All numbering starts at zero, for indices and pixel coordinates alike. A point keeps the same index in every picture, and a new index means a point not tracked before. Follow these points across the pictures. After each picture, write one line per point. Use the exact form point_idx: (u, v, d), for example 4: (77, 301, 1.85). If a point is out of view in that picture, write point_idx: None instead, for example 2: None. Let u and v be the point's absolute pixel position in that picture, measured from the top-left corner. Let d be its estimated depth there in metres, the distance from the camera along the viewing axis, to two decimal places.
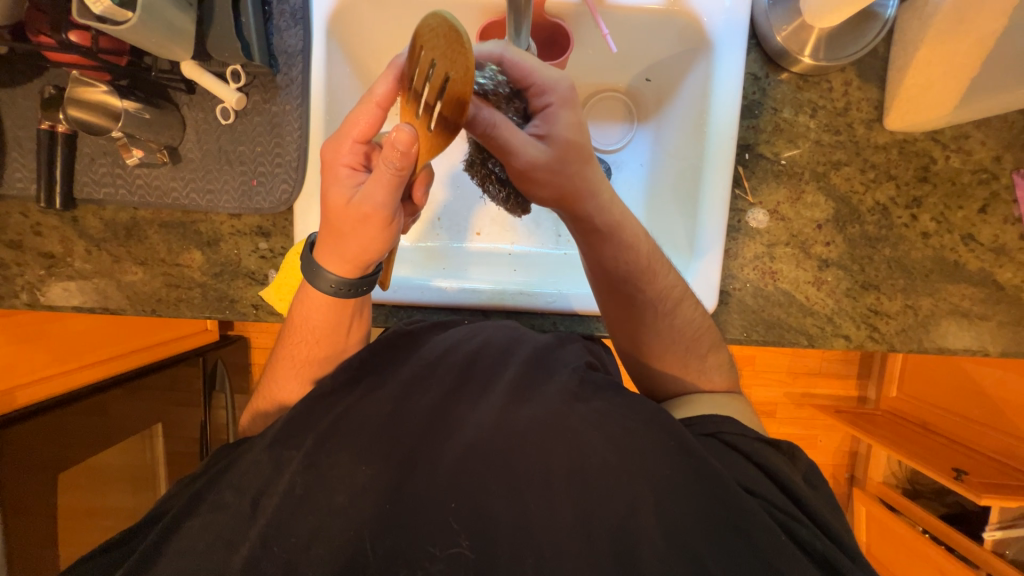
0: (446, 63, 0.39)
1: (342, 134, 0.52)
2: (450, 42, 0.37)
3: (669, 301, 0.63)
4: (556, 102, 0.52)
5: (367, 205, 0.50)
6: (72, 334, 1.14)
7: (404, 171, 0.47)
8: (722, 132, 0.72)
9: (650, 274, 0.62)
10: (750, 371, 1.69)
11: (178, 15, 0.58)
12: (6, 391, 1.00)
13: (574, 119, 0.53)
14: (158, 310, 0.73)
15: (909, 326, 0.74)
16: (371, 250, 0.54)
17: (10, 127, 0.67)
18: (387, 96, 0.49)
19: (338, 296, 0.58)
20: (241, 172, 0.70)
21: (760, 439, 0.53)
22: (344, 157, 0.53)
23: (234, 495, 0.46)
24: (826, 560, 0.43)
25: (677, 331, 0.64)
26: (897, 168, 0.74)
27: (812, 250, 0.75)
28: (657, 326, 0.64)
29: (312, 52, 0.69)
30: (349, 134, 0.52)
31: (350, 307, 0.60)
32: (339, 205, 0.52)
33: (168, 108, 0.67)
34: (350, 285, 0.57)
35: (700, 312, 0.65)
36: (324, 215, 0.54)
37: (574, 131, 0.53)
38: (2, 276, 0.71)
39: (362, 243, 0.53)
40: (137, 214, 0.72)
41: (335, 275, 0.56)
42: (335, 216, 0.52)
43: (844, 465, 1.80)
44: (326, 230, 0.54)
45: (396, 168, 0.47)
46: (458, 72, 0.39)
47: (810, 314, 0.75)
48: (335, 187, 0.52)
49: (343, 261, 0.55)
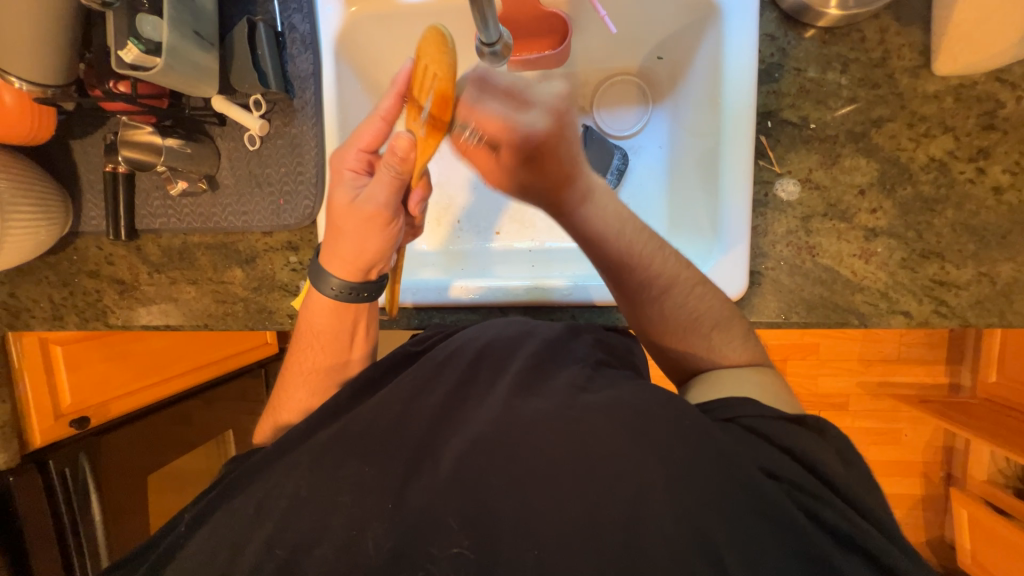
0: (436, 64, 0.51)
1: (349, 144, 0.59)
2: (438, 44, 0.50)
3: (660, 283, 0.61)
4: (522, 154, 0.54)
5: (369, 206, 0.56)
6: (154, 351, 1.23)
7: (403, 174, 0.54)
8: (738, 100, 0.67)
9: (629, 267, 0.60)
10: (812, 360, 1.55)
11: (202, 55, 0.65)
12: (101, 403, 1.15)
13: (541, 168, 0.55)
14: (209, 324, 0.80)
15: (986, 297, 0.65)
16: (369, 250, 0.59)
17: (84, 173, 0.78)
18: (391, 109, 0.56)
19: (339, 299, 0.62)
20: (269, 192, 0.76)
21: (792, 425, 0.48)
22: (349, 163, 0.59)
23: (262, 492, 0.50)
24: (867, 555, 0.39)
25: (668, 318, 0.62)
26: (954, 118, 0.65)
27: (855, 218, 0.67)
28: (655, 312, 0.62)
29: (322, 74, 0.73)
30: (356, 145, 0.59)
31: (350, 312, 0.64)
32: (342, 206, 0.57)
33: (205, 141, 0.74)
34: (351, 288, 0.61)
35: (701, 295, 0.61)
36: (330, 218, 0.59)
37: (539, 176, 0.55)
38: (85, 302, 0.82)
39: (359, 244, 0.58)
40: (187, 239, 0.80)
41: (336, 278, 0.61)
42: (339, 217, 0.58)
43: (938, 462, 1.59)
44: (330, 232, 0.60)
45: (396, 171, 0.53)
46: (444, 68, 0.50)
47: (859, 291, 0.67)
48: (340, 191, 0.58)
49: (342, 264, 0.60)
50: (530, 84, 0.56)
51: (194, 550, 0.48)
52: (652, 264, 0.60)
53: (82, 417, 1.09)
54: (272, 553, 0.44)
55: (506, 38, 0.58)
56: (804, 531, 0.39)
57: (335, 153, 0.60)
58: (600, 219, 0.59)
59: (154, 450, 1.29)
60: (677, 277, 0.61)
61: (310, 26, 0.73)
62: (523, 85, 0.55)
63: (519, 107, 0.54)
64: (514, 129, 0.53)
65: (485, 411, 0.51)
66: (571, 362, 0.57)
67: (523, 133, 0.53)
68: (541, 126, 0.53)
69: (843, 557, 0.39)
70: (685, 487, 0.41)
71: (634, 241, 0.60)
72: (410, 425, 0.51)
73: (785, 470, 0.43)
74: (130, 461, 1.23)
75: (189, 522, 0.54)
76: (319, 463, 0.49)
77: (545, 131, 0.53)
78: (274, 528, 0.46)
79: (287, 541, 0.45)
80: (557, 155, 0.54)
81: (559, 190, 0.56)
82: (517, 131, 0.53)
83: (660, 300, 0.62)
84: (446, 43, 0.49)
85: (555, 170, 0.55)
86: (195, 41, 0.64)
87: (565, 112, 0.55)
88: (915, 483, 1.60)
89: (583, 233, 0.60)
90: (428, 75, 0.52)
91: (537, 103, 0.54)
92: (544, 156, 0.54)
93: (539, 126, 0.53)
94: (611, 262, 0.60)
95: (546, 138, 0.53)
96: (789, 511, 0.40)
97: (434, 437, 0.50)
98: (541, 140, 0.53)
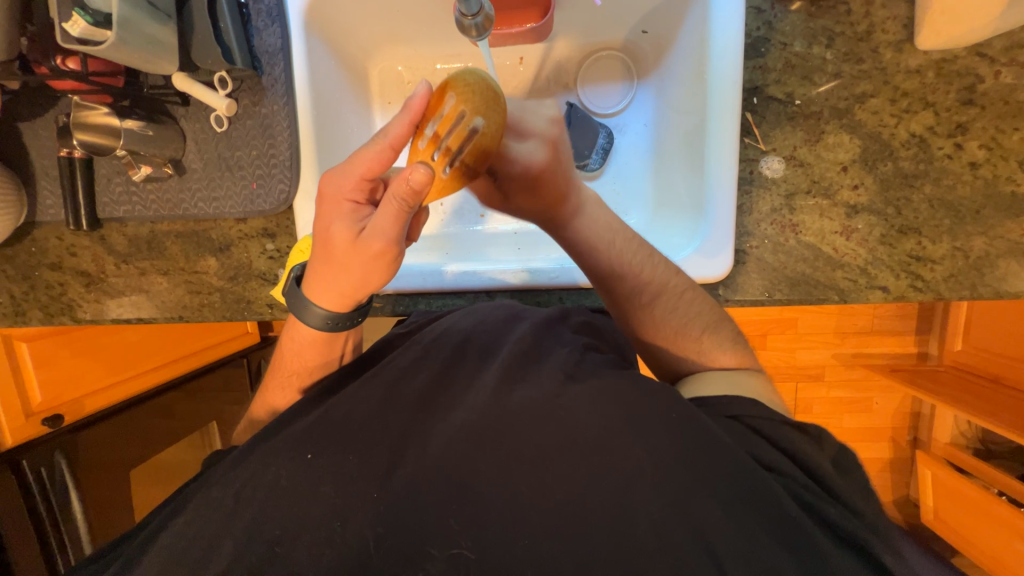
0: (475, 109, 0.49)
1: (349, 169, 0.51)
2: (487, 99, 0.49)
3: (650, 290, 0.62)
4: (519, 183, 0.56)
5: (376, 243, 0.50)
6: (129, 345, 1.21)
7: (414, 206, 0.48)
8: (725, 75, 0.66)
9: (620, 275, 0.61)
10: (791, 335, 1.59)
11: (158, 28, 0.60)
12: (74, 399, 1.12)
13: (538, 194, 0.56)
14: (185, 316, 0.77)
15: (960, 271, 0.66)
16: (370, 285, 0.56)
17: (35, 159, 0.73)
18: (400, 137, 0.49)
19: (333, 329, 0.60)
20: (241, 177, 0.72)
21: (770, 418, 0.50)
22: (349, 193, 0.52)
23: (242, 484, 0.49)
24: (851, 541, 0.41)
25: (660, 322, 0.62)
26: (935, 93, 0.65)
27: (837, 196, 0.68)
28: (647, 319, 0.62)
29: (291, 48, 0.69)
30: (357, 172, 0.51)
31: (340, 337, 0.63)
32: (345, 243, 0.52)
33: (168, 122, 0.70)
34: (342, 320, 0.60)
35: (691, 300, 0.62)
36: (325, 250, 0.54)
37: (536, 202, 0.57)
38: (49, 297, 0.78)
39: (361, 281, 0.55)
40: (155, 228, 0.76)
41: (324, 309, 0.58)
42: (341, 252, 0.53)
43: (906, 427, 1.67)
44: (325, 264, 0.55)
45: (408, 204, 0.47)
46: (490, 126, 0.49)
47: (840, 267, 0.68)
48: (339, 224, 0.52)
49: (337, 299, 0.58)
50: (526, 110, 0.58)
51: (172, 546, 0.47)
52: (641, 272, 0.61)
53: (54, 416, 1.08)
54: (258, 550, 0.43)
55: (487, 9, 0.55)
56: (787, 511, 0.40)
57: (332, 176, 0.52)
58: (592, 230, 0.61)
59: (136, 451, 1.24)
60: (667, 283, 0.62)
61: None
62: (519, 115, 0.57)
63: (516, 137, 0.56)
64: (511, 160, 0.54)
65: (473, 399, 0.51)
66: (558, 347, 0.58)
67: (521, 169, 0.55)
68: (540, 158, 0.55)
69: (830, 546, 0.40)
70: (676, 480, 0.41)
71: (623, 250, 0.61)
72: (398, 412, 0.51)
73: (774, 462, 0.45)
74: (110, 462, 1.18)
75: (170, 518, 0.52)
76: (304, 454, 0.49)
77: (543, 164, 0.55)
78: (257, 527, 0.45)
79: (270, 537, 0.44)
80: (553, 182, 0.56)
81: (552, 216, 0.59)
82: (515, 163, 0.54)
83: (645, 305, 0.62)
84: (497, 103, 0.49)
85: (551, 197, 0.57)
86: (149, 12, 0.58)
87: (558, 141, 0.58)
88: (884, 448, 1.69)
89: (574, 242, 0.61)
90: (467, 119, 0.49)
91: (534, 135, 0.56)
92: (541, 186, 0.56)
93: (536, 157, 0.55)
94: (602, 271, 0.61)
95: (542, 169, 0.55)
96: (773, 493, 0.41)
97: (422, 425, 0.50)
98: (537, 173, 0.55)
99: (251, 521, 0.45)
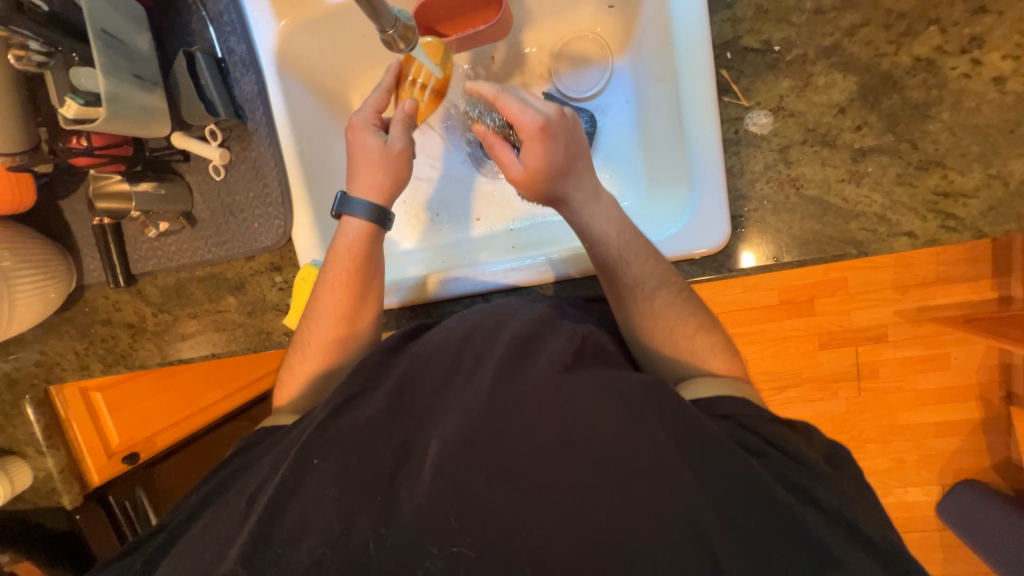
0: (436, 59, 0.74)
1: (365, 106, 0.69)
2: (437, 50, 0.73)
3: (651, 282, 0.60)
4: (529, 132, 0.60)
5: (396, 146, 0.67)
6: (187, 383, 1.31)
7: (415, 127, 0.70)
8: (691, 34, 0.62)
9: (623, 261, 0.61)
10: (842, 296, 1.46)
11: (147, 96, 0.66)
12: (148, 438, 1.27)
13: (550, 147, 0.61)
14: (215, 352, 0.84)
15: (1001, 201, 0.58)
16: (402, 181, 0.69)
17: (76, 230, 0.82)
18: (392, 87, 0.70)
19: (377, 223, 0.68)
20: (243, 219, 0.77)
21: None
22: (366, 120, 0.68)
23: (256, 493, 0.52)
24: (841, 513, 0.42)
25: (665, 325, 0.59)
26: (938, 8, 0.58)
27: (839, 140, 0.62)
28: (646, 311, 0.60)
29: (268, 92, 0.74)
30: (370, 108, 0.69)
31: (362, 296, 0.68)
32: (374, 151, 0.67)
33: (175, 179, 0.76)
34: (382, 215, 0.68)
35: (696, 312, 0.61)
36: (355, 162, 0.68)
37: (545, 156, 0.61)
38: (105, 349, 0.87)
39: (393, 177, 0.68)
40: (180, 276, 0.83)
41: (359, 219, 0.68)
42: (369, 159, 0.67)
43: (996, 382, 1.47)
44: (360, 174, 0.68)
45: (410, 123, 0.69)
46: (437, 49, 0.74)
47: (855, 217, 0.62)
48: (362, 143, 0.67)
49: (378, 194, 0.68)
50: None
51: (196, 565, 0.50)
52: (644, 260, 0.61)
53: (131, 453, 1.21)
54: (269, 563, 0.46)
55: (405, 20, 0.54)
56: None
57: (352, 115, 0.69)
58: (594, 211, 0.63)
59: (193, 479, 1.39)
60: (667, 279, 0.61)
61: (247, 46, 0.73)
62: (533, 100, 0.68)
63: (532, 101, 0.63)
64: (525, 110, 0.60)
65: (469, 395, 0.49)
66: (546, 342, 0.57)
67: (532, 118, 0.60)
68: (552, 112, 0.62)
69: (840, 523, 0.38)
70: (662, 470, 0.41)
71: (630, 237, 0.61)
72: None
73: None
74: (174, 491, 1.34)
75: None
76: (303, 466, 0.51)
77: (556, 117, 0.62)
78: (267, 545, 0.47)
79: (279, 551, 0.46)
80: (563, 134, 0.61)
81: (562, 173, 0.62)
82: (528, 111, 0.60)
83: (645, 295, 0.60)
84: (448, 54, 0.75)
85: (563, 154, 0.61)
86: (136, 83, 0.64)
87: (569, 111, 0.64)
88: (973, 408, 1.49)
89: (580, 222, 0.63)
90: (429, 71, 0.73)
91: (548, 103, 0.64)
92: (552, 135, 0.60)
93: (549, 112, 0.62)
94: (605, 253, 0.62)
95: (549, 124, 0.60)
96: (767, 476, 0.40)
97: (415, 428, 0.50)
98: (549, 123, 0.60)
99: (256, 527, 0.47)
